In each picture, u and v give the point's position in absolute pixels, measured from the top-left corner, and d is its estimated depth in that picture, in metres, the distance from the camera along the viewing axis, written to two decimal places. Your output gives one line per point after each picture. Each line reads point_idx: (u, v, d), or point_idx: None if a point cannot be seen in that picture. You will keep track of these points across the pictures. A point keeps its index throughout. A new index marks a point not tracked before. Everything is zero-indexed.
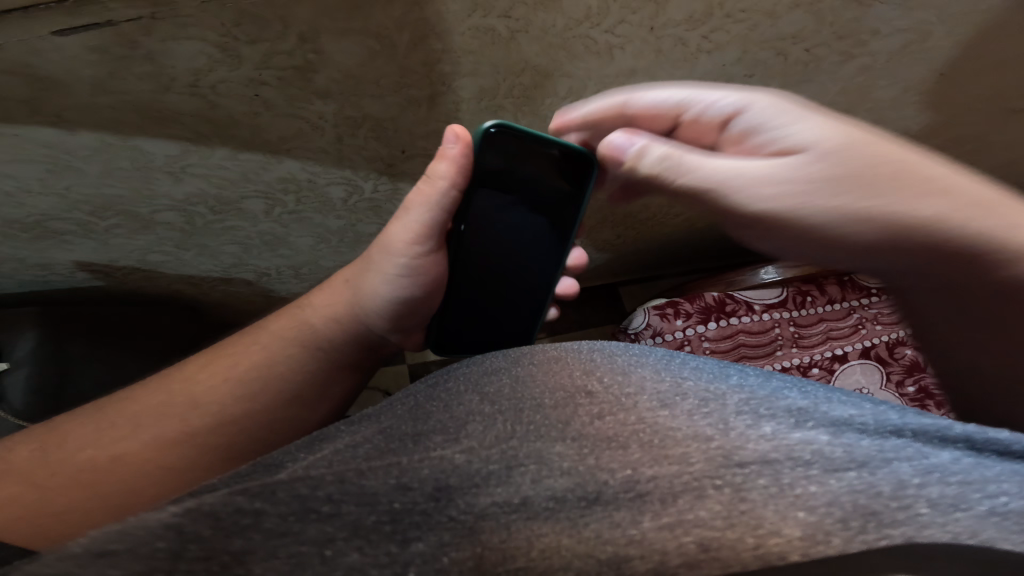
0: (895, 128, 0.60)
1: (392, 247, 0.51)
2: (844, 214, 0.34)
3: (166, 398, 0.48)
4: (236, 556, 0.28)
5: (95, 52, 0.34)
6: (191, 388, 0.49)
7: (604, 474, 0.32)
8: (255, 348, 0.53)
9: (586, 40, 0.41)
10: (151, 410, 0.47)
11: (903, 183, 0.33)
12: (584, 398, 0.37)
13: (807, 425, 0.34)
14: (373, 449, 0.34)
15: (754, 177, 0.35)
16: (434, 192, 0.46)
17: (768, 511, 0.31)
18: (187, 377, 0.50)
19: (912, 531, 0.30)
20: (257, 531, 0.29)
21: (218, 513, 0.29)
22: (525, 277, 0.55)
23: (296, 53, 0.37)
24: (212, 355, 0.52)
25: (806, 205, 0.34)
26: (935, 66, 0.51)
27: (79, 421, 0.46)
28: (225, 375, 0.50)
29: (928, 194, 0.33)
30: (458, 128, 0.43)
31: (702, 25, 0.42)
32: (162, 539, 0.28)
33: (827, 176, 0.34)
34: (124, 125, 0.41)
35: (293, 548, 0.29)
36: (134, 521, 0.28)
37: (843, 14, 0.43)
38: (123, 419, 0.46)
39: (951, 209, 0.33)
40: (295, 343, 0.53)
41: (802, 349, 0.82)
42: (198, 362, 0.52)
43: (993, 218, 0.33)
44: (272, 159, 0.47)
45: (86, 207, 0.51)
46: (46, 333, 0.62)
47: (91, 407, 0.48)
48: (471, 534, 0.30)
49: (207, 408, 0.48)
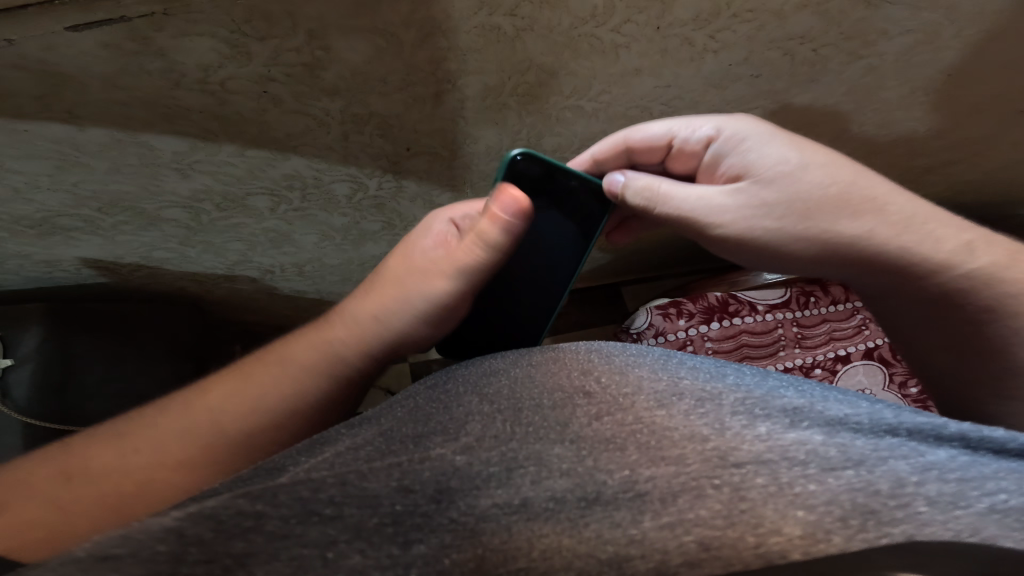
0: (900, 129, 0.60)
1: (427, 276, 0.48)
2: (770, 227, 0.44)
3: (188, 425, 0.46)
4: (237, 559, 0.29)
5: (108, 48, 0.34)
6: (215, 416, 0.46)
7: (602, 475, 0.32)
8: (279, 370, 0.48)
9: (592, 39, 0.42)
10: (173, 437, 0.45)
11: (812, 201, 0.43)
12: (582, 399, 0.36)
13: (801, 425, 0.34)
14: (374, 451, 0.34)
15: (708, 201, 0.45)
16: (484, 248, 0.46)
17: (769, 510, 0.30)
18: (211, 403, 0.47)
19: (913, 529, 0.30)
20: (258, 534, 0.29)
21: (219, 517, 0.29)
22: (531, 297, 0.58)
23: (305, 50, 0.37)
24: (236, 377, 0.49)
25: (742, 222, 0.44)
26: (943, 66, 0.51)
27: (100, 443, 0.46)
28: (251, 404, 0.46)
29: (828, 209, 0.43)
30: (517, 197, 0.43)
31: (708, 25, 0.42)
32: (162, 543, 0.29)
33: (758, 198, 0.44)
34: (133, 121, 0.41)
35: (295, 550, 0.29)
36: (137, 526, 0.29)
37: (851, 14, 0.43)
38: (147, 446, 0.45)
39: (844, 221, 0.43)
40: (323, 370, 0.48)
41: (805, 349, 0.83)
42: (222, 384, 0.49)
43: (878, 223, 0.43)
44: (279, 156, 0.47)
45: (93, 204, 0.51)
46: (52, 330, 0.62)
47: (113, 428, 0.47)
48: (472, 536, 0.30)
49: (229, 442, 0.45)
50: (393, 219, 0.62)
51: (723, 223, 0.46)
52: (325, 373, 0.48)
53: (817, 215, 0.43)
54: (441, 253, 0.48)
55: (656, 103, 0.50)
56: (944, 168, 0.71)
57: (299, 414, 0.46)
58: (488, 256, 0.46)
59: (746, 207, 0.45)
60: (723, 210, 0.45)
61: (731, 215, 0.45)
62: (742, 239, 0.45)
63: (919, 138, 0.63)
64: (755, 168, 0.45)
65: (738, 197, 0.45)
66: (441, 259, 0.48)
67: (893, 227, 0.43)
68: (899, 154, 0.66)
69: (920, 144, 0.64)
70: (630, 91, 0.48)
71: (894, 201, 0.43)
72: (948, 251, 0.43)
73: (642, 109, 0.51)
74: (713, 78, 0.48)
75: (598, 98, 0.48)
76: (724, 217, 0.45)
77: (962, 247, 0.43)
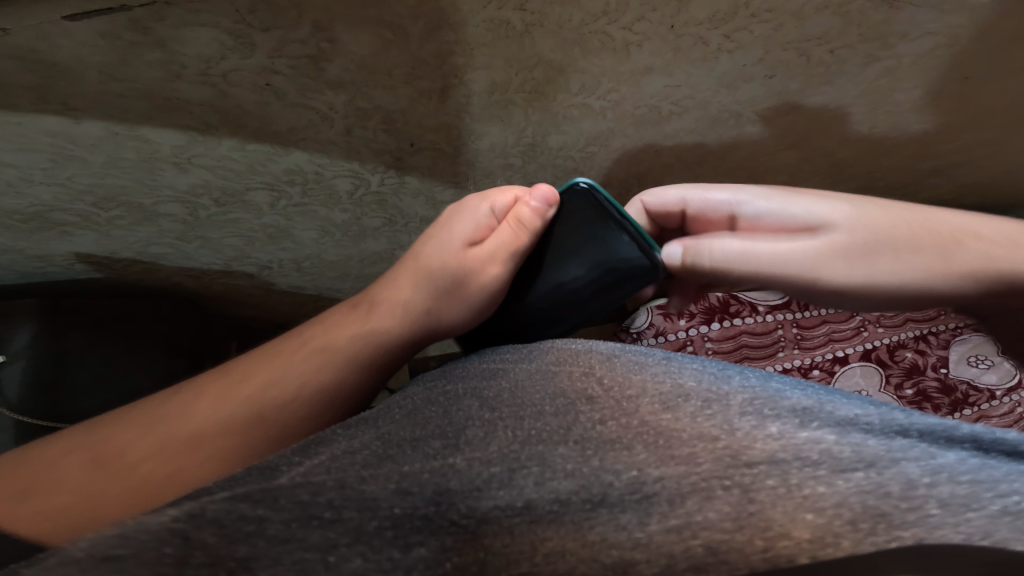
0: (911, 131, 0.60)
1: (468, 275, 0.49)
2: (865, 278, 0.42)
3: (226, 414, 0.44)
4: (243, 561, 0.28)
5: (104, 38, 0.33)
6: (258, 404, 0.45)
7: (609, 476, 0.31)
8: (321, 353, 0.48)
9: (602, 36, 0.41)
10: (210, 425, 0.44)
11: (896, 238, 0.41)
12: (585, 403, 0.35)
13: (811, 426, 0.33)
14: (371, 456, 0.33)
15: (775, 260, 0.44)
16: (520, 237, 0.48)
17: (776, 513, 0.29)
18: (248, 391, 0.46)
19: (923, 532, 0.30)
20: (261, 538, 0.28)
21: (221, 521, 0.28)
22: (550, 318, 0.52)
23: (310, 42, 0.36)
24: (274, 362, 0.48)
25: (838, 268, 0.42)
26: (957, 69, 0.50)
27: (128, 429, 0.44)
28: (294, 391, 0.46)
29: (918, 243, 0.41)
30: (549, 190, 0.48)
31: (725, 24, 0.41)
32: (167, 545, 0.28)
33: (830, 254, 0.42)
34: (131, 113, 0.40)
35: (296, 554, 0.28)
36: (136, 524, 0.29)
37: (872, 16, 0.42)
38: (180, 437, 0.43)
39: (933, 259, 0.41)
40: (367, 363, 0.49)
41: (804, 351, 0.83)
42: (255, 368, 0.47)
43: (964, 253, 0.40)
44: (279, 150, 0.46)
45: (88, 199, 0.49)
46: (43, 328, 0.62)
47: (138, 413, 0.45)
48: (473, 538, 0.29)
49: (287, 424, 0.45)
50: (394, 216, 0.60)
51: (828, 273, 0.42)
52: (369, 355, 0.49)
53: (908, 250, 0.41)
54: (489, 256, 0.48)
55: (666, 102, 0.49)
56: (950, 171, 0.71)
57: (344, 390, 0.48)
58: (521, 254, 0.49)
59: (847, 251, 0.42)
60: (822, 260, 0.42)
61: (829, 263, 0.42)
62: (857, 282, 0.42)
63: (929, 140, 0.62)
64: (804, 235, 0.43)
65: (828, 242, 0.42)
66: (487, 263, 0.48)
67: (988, 253, 0.40)
68: (906, 155, 0.65)
69: (928, 146, 0.64)
70: (639, 89, 0.47)
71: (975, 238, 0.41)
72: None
73: (650, 108, 0.50)
74: (725, 78, 0.47)
75: (607, 97, 0.47)
76: (825, 269, 0.42)
77: None
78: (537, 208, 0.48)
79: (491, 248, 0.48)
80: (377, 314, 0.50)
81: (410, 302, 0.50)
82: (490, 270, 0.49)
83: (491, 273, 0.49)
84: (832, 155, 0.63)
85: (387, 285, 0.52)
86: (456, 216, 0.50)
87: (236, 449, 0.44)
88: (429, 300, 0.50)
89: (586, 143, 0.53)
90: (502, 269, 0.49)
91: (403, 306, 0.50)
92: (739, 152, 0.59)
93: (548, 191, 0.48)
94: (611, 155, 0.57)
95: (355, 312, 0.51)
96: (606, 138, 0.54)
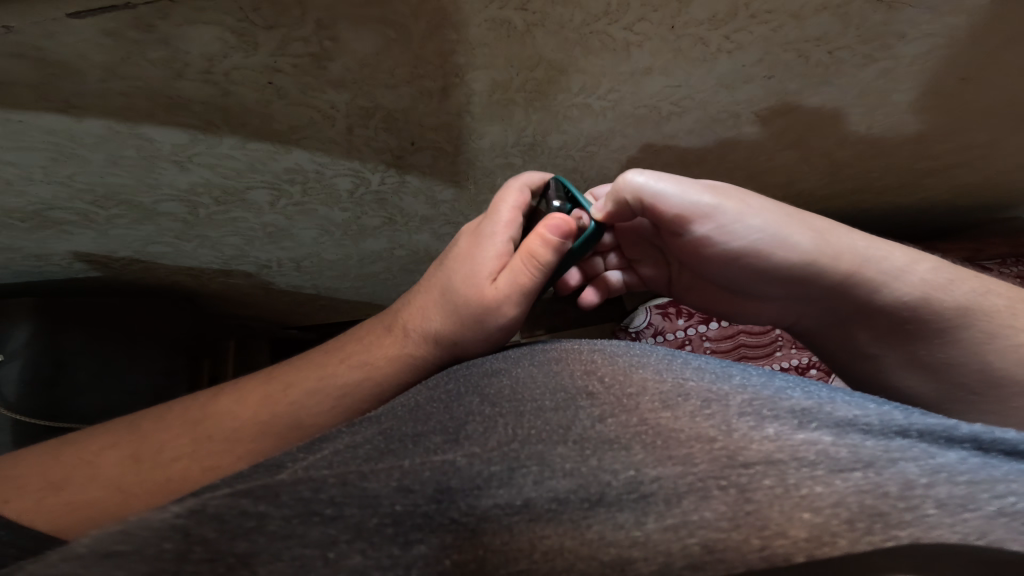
0: (907, 131, 0.60)
1: (485, 311, 0.47)
2: (790, 262, 0.45)
3: (266, 416, 0.49)
4: (242, 558, 0.27)
5: (108, 36, 0.33)
6: (296, 408, 0.50)
7: (606, 476, 0.31)
8: (358, 366, 0.52)
9: (603, 36, 0.41)
10: (250, 425, 0.48)
11: (774, 203, 0.46)
12: (585, 400, 0.36)
13: (809, 426, 0.33)
14: (373, 451, 0.33)
15: (703, 219, 0.45)
16: (527, 276, 0.45)
17: (773, 512, 0.29)
18: (288, 395, 0.50)
19: (920, 532, 0.30)
20: (261, 534, 0.28)
21: (222, 517, 0.28)
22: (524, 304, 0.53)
23: (313, 40, 0.36)
24: (313, 370, 0.52)
25: (731, 207, 0.45)
26: (954, 69, 0.50)
27: (166, 428, 0.48)
28: (330, 397, 0.50)
29: (795, 213, 0.46)
30: (560, 220, 0.43)
31: (725, 25, 0.41)
32: (167, 541, 0.27)
33: (750, 222, 0.44)
34: (133, 111, 0.40)
35: (296, 551, 0.28)
36: (136, 521, 0.28)
37: (870, 18, 0.43)
38: (221, 434, 0.48)
39: (849, 259, 0.44)
40: (394, 378, 0.51)
41: (802, 350, 0.83)
42: (300, 374, 0.52)
43: (868, 260, 0.44)
44: (280, 149, 0.46)
45: (87, 197, 0.49)
46: (42, 326, 0.60)
47: (179, 411, 0.50)
48: (473, 536, 0.29)
49: (314, 428, 0.49)
50: (394, 215, 0.60)
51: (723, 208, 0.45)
52: (402, 373, 0.51)
53: (788, 213, 0.45)
54: (497, 291, 0.46)
55: (666, 102, 0.49)
56: (946, 171, 0.71)
57: (373, 400, 0.51)
58: (530, 292, 0.46)
59: (735, 197, 0.46)
60: (716, 195, 0.45)
61: (723, 199, 0.45)
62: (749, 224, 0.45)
63: (924, 140, 0.63)
64: (738, 202, 0.45)
65: (721, 190, 0.46)
66: (495, 298, 0.47)
67: (859, 239, 0.45)
68: (902, 155, 0.66)
69: (925, 146, 0.64)
70: (639, 89, 0.47)
71: (879, 250, 0.45)
72: (954, 297, 0.43)
73: (650, 108, 0.50)
74: (725, 78, 0.47)
75: (607, 96, 0.47)
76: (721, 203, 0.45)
77: (938, 279, 0.44)
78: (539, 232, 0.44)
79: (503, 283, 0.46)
80: (408, 339, 0.52)
81: (433, 329, 0.50)
82: (497, 304, 0.47)
83: (501, 308, 0.47)
84: (829, 154, 0.64)
85: (416, 304, 0.53)
86: (478, 249, 0.49)
87: (262, 447, 0.48)
88: (452, 327, 0.49)
89: (586, 143, 0.54)
90: (516, 309, 0.47)
91: (427, 332, 0.50)
92: (739, 152, 0.60)
93: (562, 221, 0.44)
94: (611, 155, 0.57)
95: (385, 333, 0.53)
96: (605, 138, 0.54)
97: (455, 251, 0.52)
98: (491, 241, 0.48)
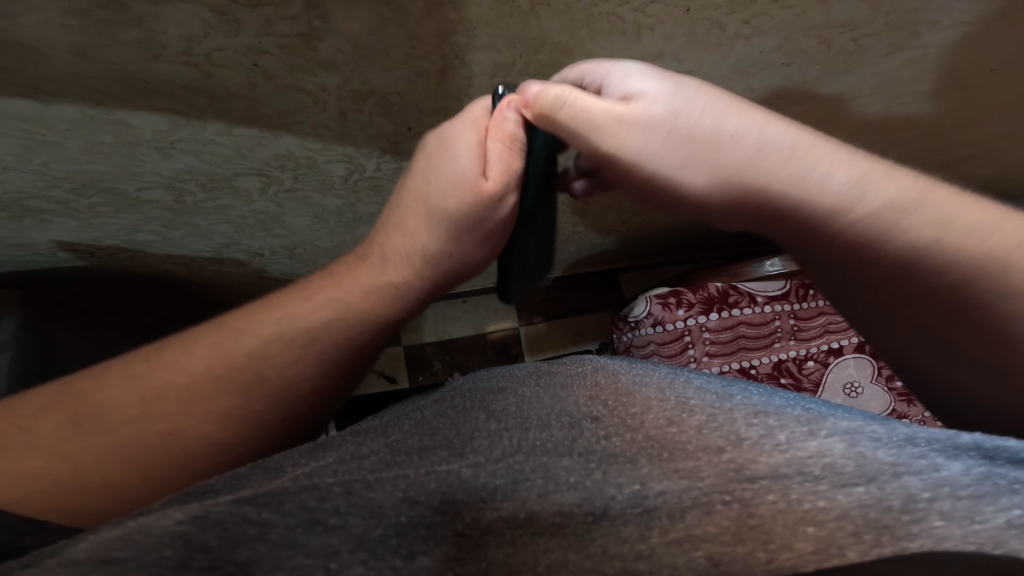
0: (926, 121, 0.58)
1: (483, 213, 0.40)
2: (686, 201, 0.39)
3: (220, 369, 0.40)
4: (243, 566, 0.25)
5: (75, 16, 0.30)
6: (253, 354, 0.41)
7: (611, 489, 0.28)
8: (328, 306, 0.43)
9: (611, 17, 0.38)
10: (203, 378, 0.40)
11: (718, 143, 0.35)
12: (591, 422, 0.33)
13: (820, 434, 0.31)
14: (379, 462, 0.30)
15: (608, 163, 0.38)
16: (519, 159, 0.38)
17: (778, 526, 0.27)
18: (238, 342, 0.41)
19: (930, 543, 0.27)
20: (262, 541, 0.25)
21: (225, 523, 0.25)
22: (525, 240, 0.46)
23: (301, 19, 0.34)
24: (264, 310, 0.44)
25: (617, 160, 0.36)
26: (983, 59, 0.48)
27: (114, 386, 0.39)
28: (283, 340, 0.42)
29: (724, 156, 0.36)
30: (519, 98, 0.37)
31: (745, 9, 0.39)
32: (167, 548, 0.25)
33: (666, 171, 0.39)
34: (108, 96, 0.37)
35: (298, 560, 0.25)
36: (137, 527, 0.25)
37: (901, 5, 0.40)
38: (174, 393, 0.39)
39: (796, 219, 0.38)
40: (372, 314, 0.43)
41: (800, 342, 0.85)
42: (257, 319, 0.43)
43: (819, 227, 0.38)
44: (268, 134, 0.44)
45: (66, 185, 0.47)
46: (26, 315, 0.59)
47: (128, 361, 0.41)
48: (476, 549, 0.27)
49: (282, 380, 0.41)
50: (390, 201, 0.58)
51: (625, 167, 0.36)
52: (385, 309, 0.44)
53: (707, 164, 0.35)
54: (494, 185, 0.38)
55: None
56: (959, 164, 0.70)
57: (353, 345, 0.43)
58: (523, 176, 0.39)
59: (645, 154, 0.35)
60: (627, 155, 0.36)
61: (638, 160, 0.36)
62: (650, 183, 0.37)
63: (941, 131, 0.61)
64: (705, 108, 0.34)
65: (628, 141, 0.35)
66: (495, 197, 0.39)
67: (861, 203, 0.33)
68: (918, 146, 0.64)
69: (941, 138, 0.62)
70: None
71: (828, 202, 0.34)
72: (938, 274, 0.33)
73: None
74: (741, 64, 0.45)
75: None
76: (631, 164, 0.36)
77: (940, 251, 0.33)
78: (501, 112, 0.37)
79: (497, 175, 0.38)
80: (386, 267, 0.44)
81: (423, 247, 0.43)
82: (499, 199, 0.39)
83: (499, 198, 0.39)
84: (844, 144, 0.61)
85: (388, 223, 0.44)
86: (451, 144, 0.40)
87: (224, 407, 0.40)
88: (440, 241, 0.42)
89: None
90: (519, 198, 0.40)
91: (413, 254, 0.43)
92: None
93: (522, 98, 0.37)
94: None
95: (359, 262, 0.45)
96: None
97: (417, 157, 0.42)
98: (465, 136, 0.39)
